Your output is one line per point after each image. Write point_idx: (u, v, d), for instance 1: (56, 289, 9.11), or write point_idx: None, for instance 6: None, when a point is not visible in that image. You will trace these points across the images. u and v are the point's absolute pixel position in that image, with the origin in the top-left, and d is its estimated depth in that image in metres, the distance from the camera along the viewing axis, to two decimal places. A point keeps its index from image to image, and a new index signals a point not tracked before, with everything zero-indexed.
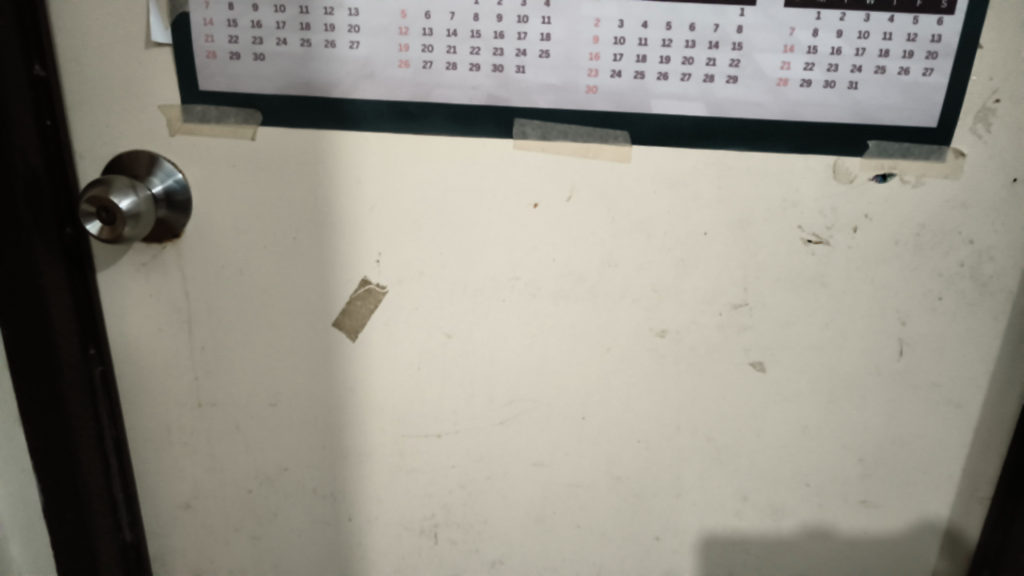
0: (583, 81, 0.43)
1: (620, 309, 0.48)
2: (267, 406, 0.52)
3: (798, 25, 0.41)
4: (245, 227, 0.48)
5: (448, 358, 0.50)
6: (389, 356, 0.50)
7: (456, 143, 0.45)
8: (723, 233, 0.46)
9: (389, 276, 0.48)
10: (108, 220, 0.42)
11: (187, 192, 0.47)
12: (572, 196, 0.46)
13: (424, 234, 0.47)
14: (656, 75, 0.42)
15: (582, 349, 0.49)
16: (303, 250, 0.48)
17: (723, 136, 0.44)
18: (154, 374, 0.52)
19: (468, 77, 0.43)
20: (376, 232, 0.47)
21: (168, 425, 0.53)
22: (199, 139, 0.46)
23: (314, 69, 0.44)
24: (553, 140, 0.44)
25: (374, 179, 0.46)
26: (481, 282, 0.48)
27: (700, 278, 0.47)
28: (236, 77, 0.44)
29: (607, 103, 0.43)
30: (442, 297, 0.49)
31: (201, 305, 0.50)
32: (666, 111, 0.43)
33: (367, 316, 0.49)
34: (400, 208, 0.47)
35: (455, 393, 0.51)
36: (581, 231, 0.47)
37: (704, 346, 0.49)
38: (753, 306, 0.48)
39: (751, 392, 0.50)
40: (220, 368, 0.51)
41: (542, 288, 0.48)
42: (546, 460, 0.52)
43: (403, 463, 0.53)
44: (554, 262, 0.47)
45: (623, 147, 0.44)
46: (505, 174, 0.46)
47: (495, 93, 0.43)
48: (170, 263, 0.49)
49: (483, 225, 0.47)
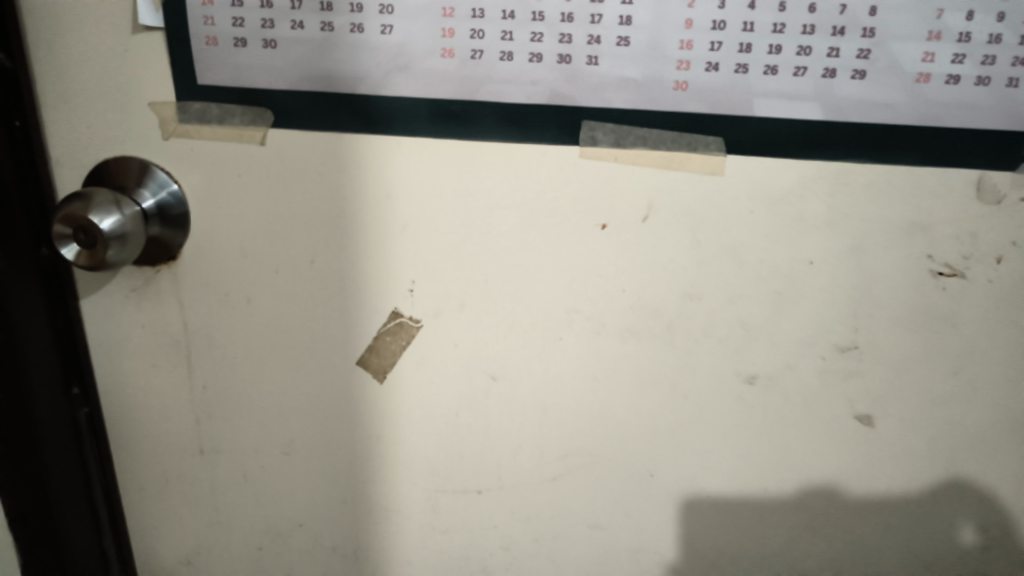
0: (670, 75, 0.34)
1: (702, 350, 0.40)
2: (279, 453, 0.45)
3: (949, 6, 0.32)
4: (253, 247, 0.40)
5: (492, 404, 0.42)
6: (423, 401, 0.43)
7: (508, 150, 0.37)
8: (833, 263, 0.38)
9: (425, 307, 0.40)
10: (87, 243, 0.35)
11: (184, 206, 0.39)
12: (649, 215, 0.37)
13: (465, 259, 0.39)
14: (762, 68, 0.34)
15: (654, 398, 0.41)
16: (323, 275, 0.40)
17: (842, 144, 0.35)
18: (149, 416, 0.44)
19: (526, 70, 0.35)
20: (409, 255, 0.39)
21: (166, 473, 0.46)
22: (198, 145, 0.38)
23: (337, 59, 0.35)
24: (628, 147, 0.36)
25: (407, 192, 0.38)
26: (532, 316, 0.40)
27: (802, 316, 0.39)
28: (241, 69, 0.36)
29: (698, 103, 0.35)
30: (485, 334, 0.40)
31: (201, 338, 0.42)
32: (772, 113, 0.35)
33: (397, 355, 0.42)
34: (438, 227, 0.39)
35: (501, 444, 0.43)
36: (659, 259, 0.38)
37: (801, 396, 0.40)
38: (864, 350, 0.39)
39: (856, 450, 0.42)
40: (224, 411, 0.44)
41: (608, 324, 0.40)
42: (604, 522, 0.44)
43: (437, 522, 0.45)
44: (624, 293, 0.39)
45: (715, 157, 0.36)
46: (567, 188, 0.37)
47: (560, 90, 0.35)
48: (165, 289, 0.41)
49: (538, 249, 0.38)
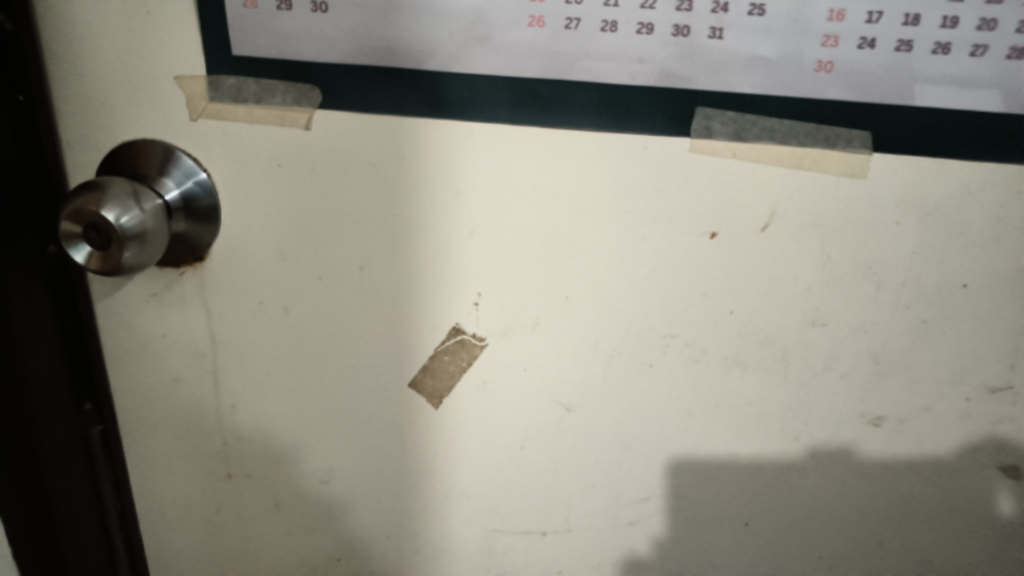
0: (813, 53, 0.28)
1: (823, 386, 0.34)
2: (315, 483, 0.39)
3: None
4: (294, 249, 0.34)
5: (564, 436, 0.36)
6: (484, 431, 0.37)
7: (603, 141, 0.30)
8: (992, 288, 0.32)
9: (493, 325, 0.34)
10: (99, 243, 0.29)
11: (213, 198, 0.33)
12: (770, 223, 0.31)
13: (544, 271, 0.33)
14: (931, 47, 0.27)
15: (759, 435, 0.35)
16: (374, 284, 0.34)
17: (1019, 144, 0.29)
18: (170, 436, 0.39)
19: (632, 44, 0.28)
20: (478, 263, 0.33)
21: (188, 499, 0.40)
22: (231, 128, 0.32)
23: (400, 26, 0.29)
24: (750, 140, 0.30)
25: (479, 190, 0.32)
26: (622, 339, 0.34)
27: (948, 350, 0.33)
28: (283, 37, 0.30)
29: (844, 89, 0.28)
30: (563, 357, 0.35)
31: (230, 351, 0.37)
32: (936, 103, 0.28)
33: (455, 378, 0.36)
34: (514, 232, 0.33)
35: (572, 481, 0.37)
36: (778, 276, 0.32)
37: (935, 441, 0.35)
38: (1019, 391, 0.34)
39: (992, 502, 0.36)
40: (256, 433, 0.38)
41: (710, 351, 0.34)
42: (689, 569, 0.39)
43: (493, 564, 0.40)
44: (732, 316, 0.33)
45: (857, 155, 0.30)
46: (672, 189, 0.31)
47: (673, 69, 0.28)
48: (190, 294, 0.36)
49: (632, 261, 0.32)
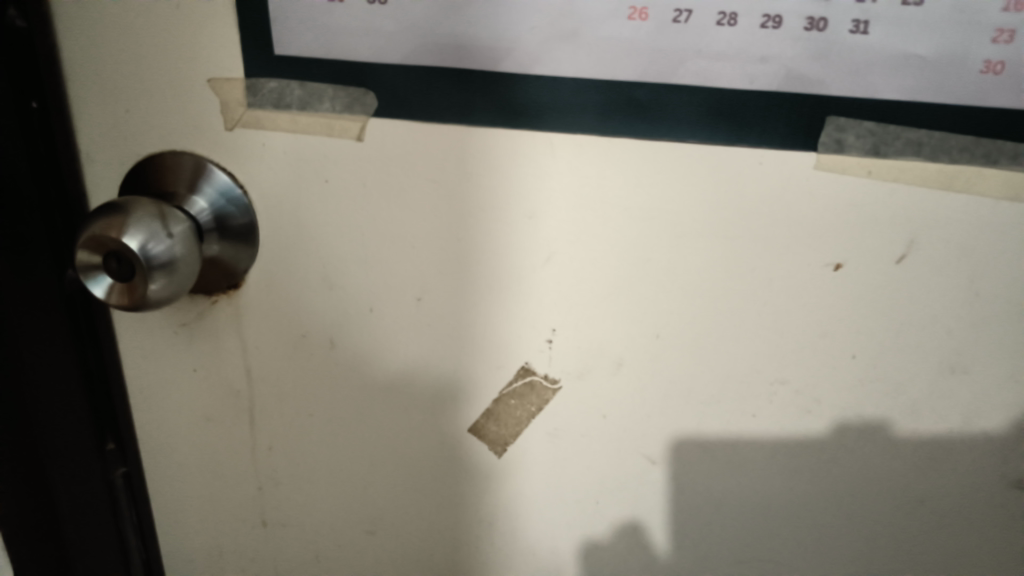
0: (979, 51, 0.23)
1: (959, 442, 0.29)
2: (361, 534, 0.35)
3: None
4: (341, 278, 0.30)
5: (647, 492, 0.32)
6: (555, 484, 0.32)
7: (710, 156, 0.26)
8: None
9: (569, 365, 0.30)
10: (120, 274, 0.25)
11: (250, 216, 0.29)
12: (906, 254, 0.26)
13: (632, 305, 0.28)
14: None
15: (876, 493, 0.31)
16: (434, 318, 0.30)
17: None
18: (201, 479, 0.35)
19: (755, 40, 0.23)
20: (555, 295, 0.29)
21: (220, 547, 0.37)
22: (273, 139, 0.28)
23: (473, 20, 0.24)
24: (890, 157, 0.25)
25: (560, 211, 0.27)
26: (720, 385, 0.29)
27: None
28: (333, 33, 0.26)
29: (1014, 95, 0.23)
30: (650, 404, 0.30)
31: (268, 389, 0.33)
32: None
33: (523, 425, 0.31)
34: (598, 260, 0.28)
35: (654, 541, 0.33)
36: (911, 315, 0.27)
37: None
38: None
39: None
40: (296, 479, 0.34)
41: (825, 400, 0.29)
42: None
43: None
44: (854, 359, 0.28)
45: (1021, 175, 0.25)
46: (791, 214, 0.26)
47: (802, 70, 0.24)
48: (224, 324, 0.31)
49: (738, 296, 0.28)
